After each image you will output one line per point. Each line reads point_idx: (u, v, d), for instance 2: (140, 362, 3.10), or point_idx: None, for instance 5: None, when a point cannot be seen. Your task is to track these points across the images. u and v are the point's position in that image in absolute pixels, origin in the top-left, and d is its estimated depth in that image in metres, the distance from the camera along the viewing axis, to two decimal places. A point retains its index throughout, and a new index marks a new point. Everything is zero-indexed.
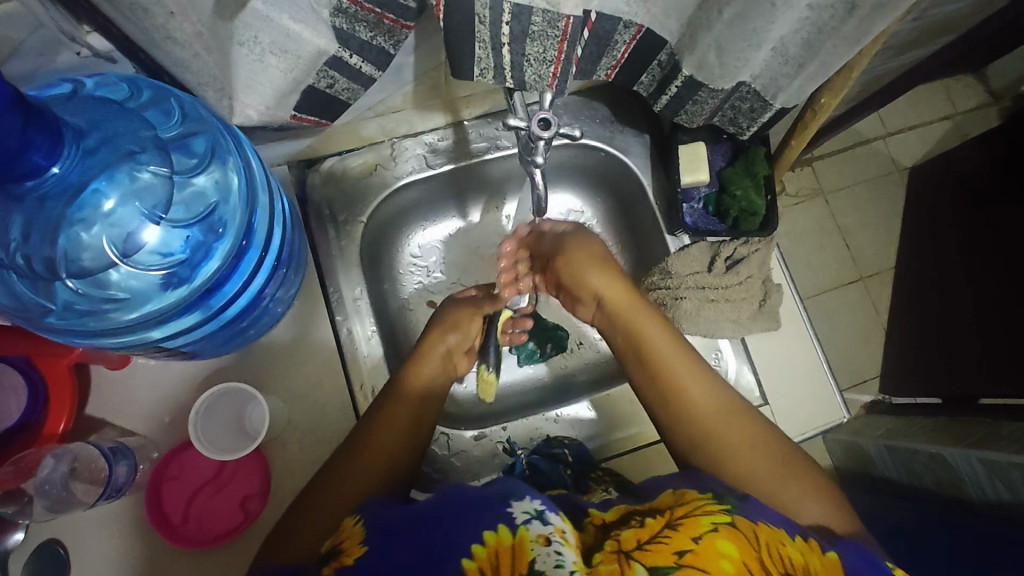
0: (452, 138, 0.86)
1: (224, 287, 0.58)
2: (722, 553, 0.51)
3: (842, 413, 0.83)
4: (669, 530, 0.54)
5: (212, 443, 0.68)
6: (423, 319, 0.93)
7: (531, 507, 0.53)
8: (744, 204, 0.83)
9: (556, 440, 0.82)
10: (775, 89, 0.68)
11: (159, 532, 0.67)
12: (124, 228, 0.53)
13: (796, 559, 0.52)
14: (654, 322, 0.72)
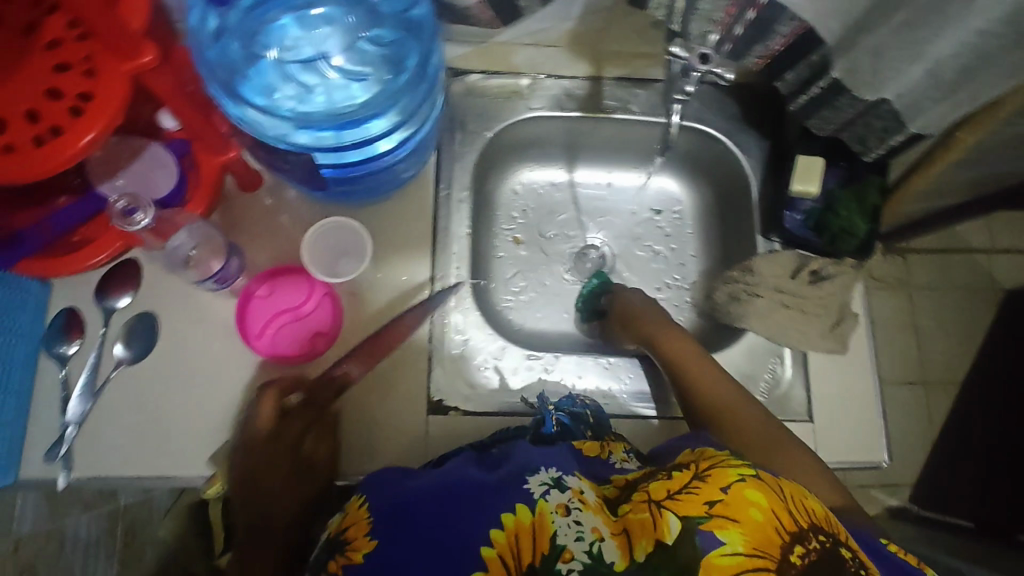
0: (587, 90, 0.91)
1: (364, 126, 0.70)
2: (751, 501, 0.50)
3: (883, 457, 0.82)
4: (697, 482, 0.53)
5: (322, 239, 0.78)
6: (507, 250, 0.98)
7: (546, 477, 0.56)
8: (846, 224, 0.84)
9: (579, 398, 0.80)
10: (916, 112, 0.70)
11: (240, 340, 0.75)
12: (324, 46, 0.69)
13: (818, 509, 0.53)
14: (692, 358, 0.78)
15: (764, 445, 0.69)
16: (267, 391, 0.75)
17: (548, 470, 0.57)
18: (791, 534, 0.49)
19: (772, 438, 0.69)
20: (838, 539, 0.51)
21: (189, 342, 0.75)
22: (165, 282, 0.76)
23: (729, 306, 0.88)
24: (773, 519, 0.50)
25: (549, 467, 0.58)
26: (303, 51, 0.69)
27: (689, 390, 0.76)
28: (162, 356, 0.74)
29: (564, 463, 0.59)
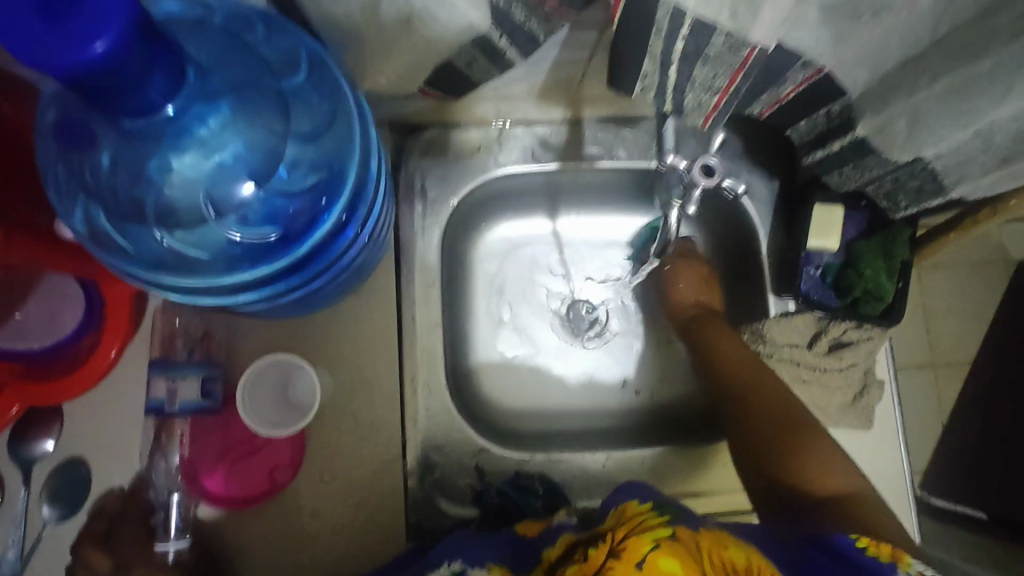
0: (566, 136, 0.79)
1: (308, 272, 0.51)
2: (667, 573, 0.48)
3: (913, 536, 0.74)
4: (611, 560, 0.49)
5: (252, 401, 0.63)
6: (505, 317, 0.87)
7: (448, 571, 0.56)
8: (870, 286, 0.73)
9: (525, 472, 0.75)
10: (959, 176, 0.58)
11: (186, 484, 0.65)
12: (218, 175, 0.47)
13: (736, 560, 0.51)
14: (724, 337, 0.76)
15: (786, 429, 0.67)
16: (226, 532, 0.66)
17: (451, 563, 0.57)
18: None
19: (796, 423, 0.67)
20: None
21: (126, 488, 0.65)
22: (89, 422, 0.65)
23: None
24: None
25: (454, 560, 0.58)
26: (191, 190, 0.47)
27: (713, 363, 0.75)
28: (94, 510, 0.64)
29: (477, 555, 0.58)
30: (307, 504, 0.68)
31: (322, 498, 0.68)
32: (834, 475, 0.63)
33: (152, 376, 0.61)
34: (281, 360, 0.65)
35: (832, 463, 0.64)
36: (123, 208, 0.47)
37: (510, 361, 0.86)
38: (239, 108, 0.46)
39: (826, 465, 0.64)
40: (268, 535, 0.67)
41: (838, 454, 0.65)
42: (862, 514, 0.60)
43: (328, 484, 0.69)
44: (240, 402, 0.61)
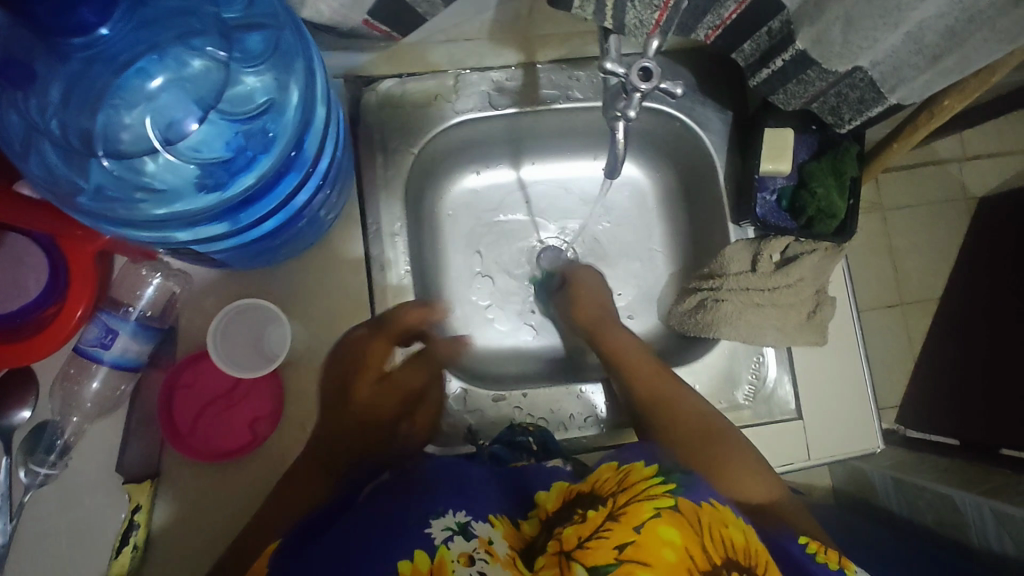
0: (522, 80, 0.80)
1: (265, 204, 0.56)
2: (664, 541, 0.50)
3: (878, 443, 0.78)
4: (610, 522, 0.53)
5: (225, 351, 0.65)
6: (478, 268, 0.89)
7: (453, 521, 0.55)
8: (823, 204, 0.75)
9: (521, 427, 0.76)
10: (895, 81, 0.60)
11: (168, 442, 0.66)
12: (168, 112, 0.53)
13: (735, 540, 0.53)
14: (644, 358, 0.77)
15: (708, 445, 0.69)
16: (208, 484, 0.67)
17: (457, 513, 0.56)
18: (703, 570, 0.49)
19: (711, 434, 0.70)
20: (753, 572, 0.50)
21: (107, 447, 0.66)
22: (62, 386, 0.65)
23: (696, 316, 0.81)
24: (686, 559, 0.50)
25: (458, 510, 0.56)
26: (144, 127, 0.53)
27: (632, 381, 0.76)
28: (78, 471, 0.65)
29: (479, 506, 0.58)
30: (289, 453, 0.69)
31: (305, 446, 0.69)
32: (753, 483, 0.66)
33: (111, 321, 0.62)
34: (254, 307, 0.67)
35: (751, 470, 0.67)
36: (75, 146, 0.52)
37: (483, 308, 0.88)
38: (179, 46, 0.52)
39: (746, 469, 0.67)
40: (253, 486, 0.68)
41: (754, 466, 0.68)
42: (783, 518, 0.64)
43: (310, 433, 0.69)
44: (211, 341, 0.64)
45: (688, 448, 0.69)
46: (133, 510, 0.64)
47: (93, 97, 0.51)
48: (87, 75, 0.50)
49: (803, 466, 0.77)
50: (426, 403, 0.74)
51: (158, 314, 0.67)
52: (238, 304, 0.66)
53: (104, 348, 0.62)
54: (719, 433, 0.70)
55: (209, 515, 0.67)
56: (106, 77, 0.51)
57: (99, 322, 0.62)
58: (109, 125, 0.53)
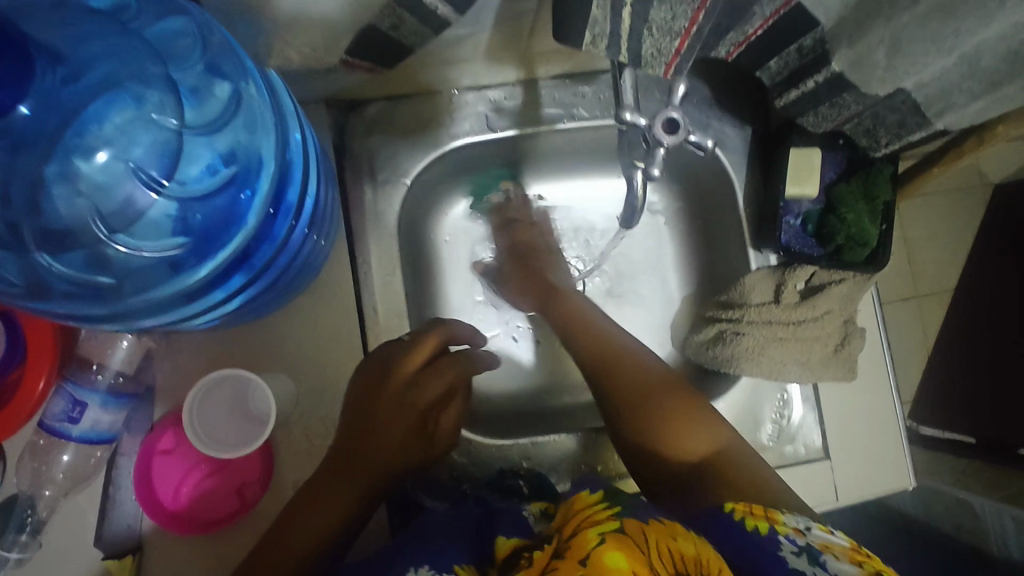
0: (522, 98, 0.74)
1: (253, 261, 0.53)
2: (613, 569, 0.45)
3: (909, 481, 0.73)
4: (555, 560, 0.47)
5: (202, 421, 0.59)
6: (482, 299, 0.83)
7: None
8: (854, 231, 0.69)
9: (512, 470, 0.72)
10: (943, 106, 0.54)
11: (145, 512, 0.61)
12: (121, 185, 0.47)
13: (686, 552, 0.47)
14: (598, 316, 0.71)
15: (649, 396, 0.62)
16: (196, 557, 0.62)
17: (420, 570, 0.52)
18: None
19: (654, 389, 0.63)
20: None
21: (83, 524, 0.60)
22: (30, 460, 0.59)
23: (714, 349, 0.75)
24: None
25: (421, 567, 0.52)
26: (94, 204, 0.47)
27: (573, 339, 0.70)
28: (52, 549, 0.60)
29: (445, 557, 0.53)
30: None
31: None
32: (688, 434, 0.60)
33: (82, 395, 0.58)
34: (232, 375, 0.60)
35: (699, 423, 0.60)
36: (19, 240, 0.47)
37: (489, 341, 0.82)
38: (119, 98, 0.46)
39: (681, 427, 0.60)
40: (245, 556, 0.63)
41: (701, 416, 0.61)
42: (726, 472, 0.57)
43: None
44: (188, 410, 0.58)
45: (629, 412, 0.62)
46: None
47: (30, 181, 0.46)
48: (20, 161, 0.45)
49: (831, 508, 0.73)
50: (451, 406, 0.68)
51: (131, 378, 0.61)
52: (209, 377, 0.59)
53: (72, 423, 0.57)
54: (653, 385, 0.63)
55: None
56: (41, 155, 0.46)
57: (65, 394, 0.58)
58: (52, 211, 0.47)
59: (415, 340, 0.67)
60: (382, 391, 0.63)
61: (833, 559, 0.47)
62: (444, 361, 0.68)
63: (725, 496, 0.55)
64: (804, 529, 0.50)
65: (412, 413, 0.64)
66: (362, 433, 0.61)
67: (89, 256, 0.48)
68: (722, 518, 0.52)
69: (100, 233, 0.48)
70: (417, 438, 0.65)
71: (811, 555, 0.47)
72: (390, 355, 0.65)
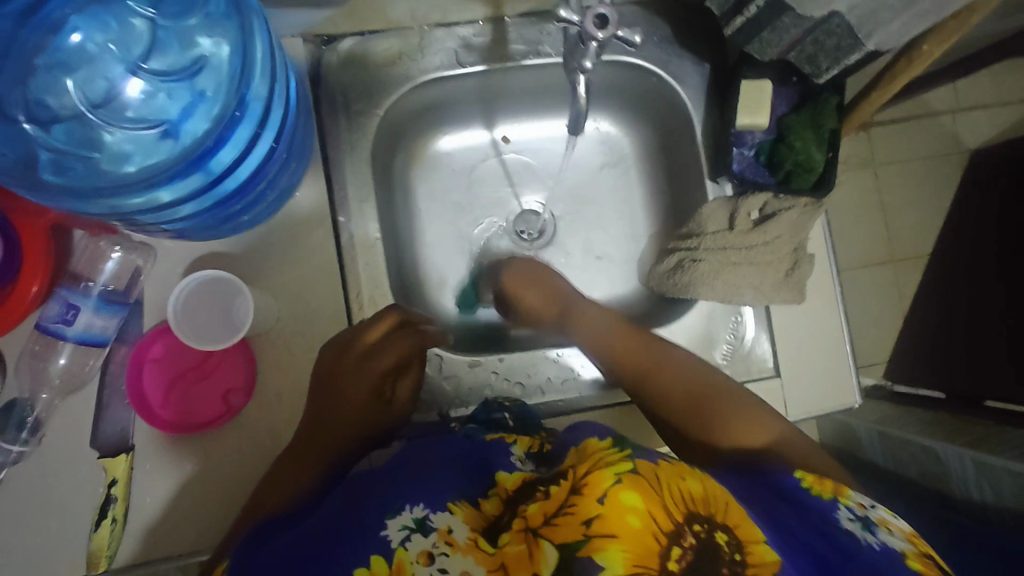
0: (490, 36, 0.77)
1: (212, 162, 0.56)
2: (627, 506, 0.49)
3: (854, 398, 0.78)
4: (573, 496, 0.51)
5: (189, 326, 0.64)
6: (452, 237, 0.87)
7: (410, 519, 0.55)
8: (801, 157, 0.74)
9: (496, 402, 0.75)
10: (873, 25, 0.58)
11: (137, 414, 0.65)
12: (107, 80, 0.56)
13: (694, 493, 0.52)
14: (643, 345, 0.72)
15: (702, 402, 0.66)
16: (184, 457, 0.67)
17: (414, 509, 0.56)
18: (668, 534, 0.49)
19: (698, 393, 0.67)
20: (715, 522, 0.50)
21: (80, 423, 0.65)
22: (28, 362, 0.64)
23: (674, 276, 0.80)
24: (648, 521, 0.49)
25: (415, 506, 0.56)
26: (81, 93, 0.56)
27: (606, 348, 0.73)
28: (49, 447, 0.64)
29: (438, 495, 0.57)
30: (265, 424, 0.69)
31: (281, 417, 0.69)
32: (747, 429, 0.64)
33: (71, 296, 0.62)
34: (214, 279, 0.65)
35: (746, 417, 0.65)
36: (8, 115, 0.54)
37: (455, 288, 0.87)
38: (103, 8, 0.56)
39: (738, 423, 0.64)
40: (231, 457, 0.68)
41: (749, 411, 0.65)
42: (787, 455, 0.62)
43: (284, 404, 0.69)
44: (173, 316, 0.63)
45: (684, 419, 0.67)
46: (110, 483, 0.64)
47: (23, 66, 0.54)
48: (19, 37, 0.54)
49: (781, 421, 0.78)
50: (408, 374, 0.73)
51: (121, 287, 0.65)
52: (192, 278, 0.63)
53: (66, 325, 0.61)
54: (700, 395, 0.67)
55: (187, 488, 0.66)
56: (35, 41, 0.55)
57: (59, 299, 0.62)
58: (43, 95, 0.55)
59: (374, 319, 0.70)
60: (341, 363, 0.67)
61: (886, 532, 0.52)
62: (400, 333, 0.70)
63: (795, 464, 0.60)
64: (866, 504, 0.55)
65: (369, 380, 0.68)
66: (326, 402, 0.67)
67: (79, 133, 0.56)
68: (787, 481, 0.59)
69: (83, 111, 0.56)
70: (375, 406, 0.70)
71: (864, 523, 0.53)
72: (349, 334, 0.68)
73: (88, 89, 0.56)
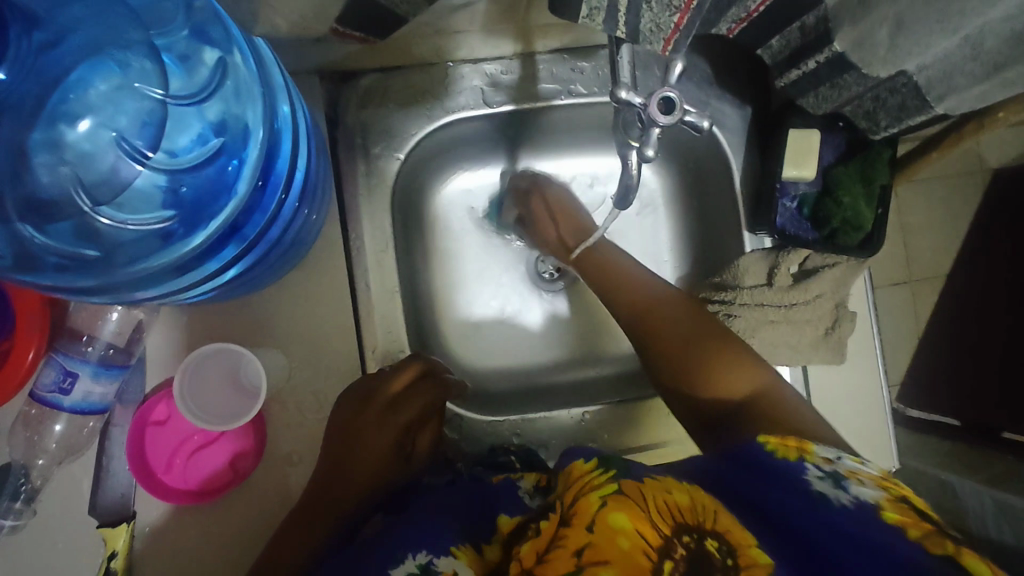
0: (519, 73, 0.72)
1: (244, 232, 0.54)
2: (617, 527, 0.45)
3: (893, 462, 0.74)
4: (563, 529, 0.47)
5: (196, 402, 0.60)
6: (469, 277, 0.82)
7: (414, 564, 0.52)
8: (849, 214, 0.69)
9: (502, 447, 0.72)
10: (945, 89, 0.53)
11: (138, 483, 0.61)
12: (106, 160, 0.51)
13: (680, 503, 0.48)
14: (634, 272, 0.70)
15: (692, 342, 0.63)
16: (189, 526, 0.63)
17: (418, 555, 0.53)
18: (658, 549, 0.44)
19: (699, 335, 0.64)
20: (705, 531, 0.46)
21: (78, 492, 0.61)
22: (22, 430, 0.60)
23: None
24: (638, 542, 0.44)
25: (420, 551, 0.53)
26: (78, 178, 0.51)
27: (609, 292, 0.70)
28: (46, 520, 0.60)
29: (441, 540, 0.54)
30: (275, 491, 0.64)
31: (293, 483, 0.65)
32: (728, 377, 0.60)
33: (71, 363, 0.58)
34: (223, 349, 0.61)
35: (733, 362, 0.61)
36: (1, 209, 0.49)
37: (448, 300, 0.82)
38: (92, 77, 0.50)
39: (718, 367, 0.61)
40: (239, 526, 0.63)
41: (739, 353, 0.61)
42: (766, 411, 0.57)
43: (295, 468, 0.65)
44: (177, 386, 0.58)
45: (676, 356, 0.64)
46: (110, 557, 0.60)
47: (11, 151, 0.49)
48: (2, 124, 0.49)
49: None
50: (428, 426, 0.69)
51: (122, 348, 0.61)
52: (199, 352, 0.60)
53: (63, 394, 0.58)
54: (697, 332, 0.64)
55: (194, 560, 0.62)
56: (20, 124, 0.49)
57: (55, 365, 0.58)
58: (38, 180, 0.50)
59: (396, 369, 0.66)
60: (362, 418, 0.64)
61: (859, 485, 0.48)
62: (422, 386, 0.67)
63: (759, 428, 0.55)
64: (833, 457, 0.50)
65: (390, 430, 0.66)
66: (342, 458, 0.63)
67: (79, 224, 0.51)
68: (753, 450, 0.53)
69: (83, 203, 0.51)
70: (396, 457, 0.67)
71: (835, 479, 0.49)
72: (369, 385, 0.65)
73: (84, 170, 0.51)
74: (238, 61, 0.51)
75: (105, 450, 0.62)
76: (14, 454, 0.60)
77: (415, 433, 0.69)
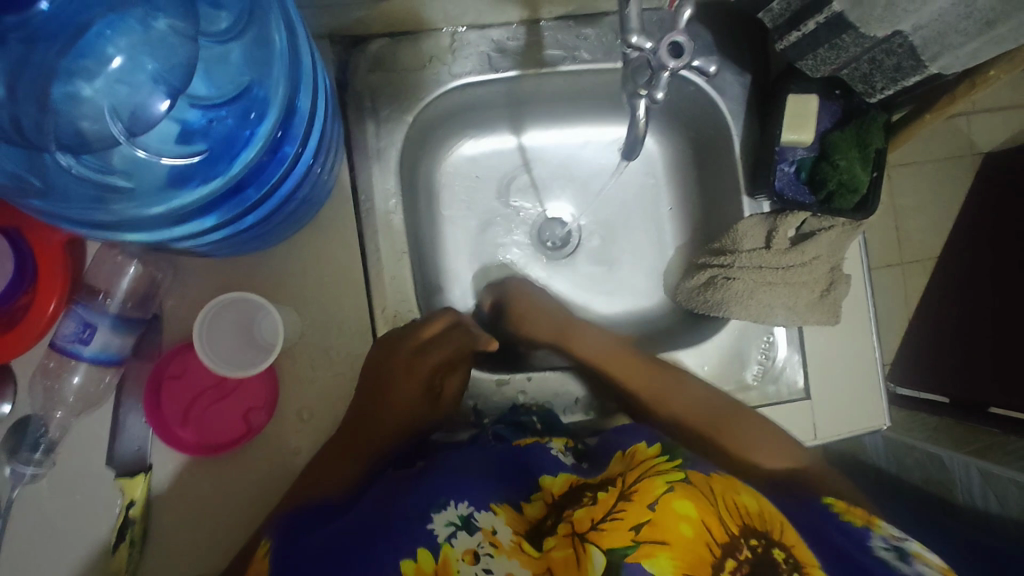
0: (525, 39, 0.74)
1: (253, 189, 0.54)
2: (680, 514, 0.49)
3: (884, 420, 0.77)
4: (623, 502, 0.51)
5: (214, 351, 0.61)
6: (478, 243, 0.84)
7: (455, 516, 0.53)
8: (846, 177, 0.71)
9: (523, 406, 0.74)
10: (939, 48, 0.55)
11: (156, 433, 0.63)
12: (134, 97, 0.53)
13: (749, 507, 0.52)
14: (631, 363, 0.72)
15: (716, 432, 0.66)
16: (205, 477, 0.64)
17: (459, 505, 0.54)
18: (723, 546, 0.48)
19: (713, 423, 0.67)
20: (772, 539, 0.50)
21: (98, 442, 0.63)
22: (41, 380, 0.61)
23: (705, 294, 0.77)
24: (702, 532, 0.49)
25: (461, 501, 0.54)
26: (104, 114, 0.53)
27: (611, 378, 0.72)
28: (65, 468, 0.62)
29: (482, 493, 0.56)
30: (289, 444, 0.66)
31: (305, 436, 0.66)
32: (772, 453, 0.64)
33: (83, 314, 0.59)
34: (242, 300, 0.63)
35: (765, 441, 0.65)
36: (30, 141, 0.51)
37: (459, 267, 0.84)
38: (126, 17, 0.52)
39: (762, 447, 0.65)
40: (252, 477, 0.65)
41: (773, 434, 0.66)
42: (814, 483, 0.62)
43: (307, 423, 0.67)
44: (197, 339, 0.60)
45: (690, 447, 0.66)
46: (128, 505, 0.62)
47: (41, 82, 0.51)
48: (34, 54, 0.50)
49: (809, 444, 0.76)
50: (455, 372, 0.72)
51: (138, 303, 0.62)
52: (215, 303, 0.61)
53: (83, 344, 0.59)
54: (719, 419, 0.67)
55: (210, 508, 0.64)
56: (51, 59, 0.51)
57: (76, 317, 0.59)
58: (67, 113, 0.52)
59: (427, 319, 0.71)
60: (389, 366, 0.67)
61: (922, 564, 0.51)
62: (445, 338, 0.70)
63: (823, 491, 0.60)
64: (901, 536, 0.53)
65: (419, 377, 0.69)
66: (372, 409, 0.65)
67: (106, 157, 0.53)
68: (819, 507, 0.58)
69: (111, 134, 0.53)
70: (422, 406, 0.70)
71: (899, 553, 0.52)
72: (401, 330, 0.68)
73: (111, 105, 0.53)
74: (271, 19, 0.53)
75: (124, 401, 0.63)
76: (33, 404, 0.61)
77: (441, 381, 0.71)
